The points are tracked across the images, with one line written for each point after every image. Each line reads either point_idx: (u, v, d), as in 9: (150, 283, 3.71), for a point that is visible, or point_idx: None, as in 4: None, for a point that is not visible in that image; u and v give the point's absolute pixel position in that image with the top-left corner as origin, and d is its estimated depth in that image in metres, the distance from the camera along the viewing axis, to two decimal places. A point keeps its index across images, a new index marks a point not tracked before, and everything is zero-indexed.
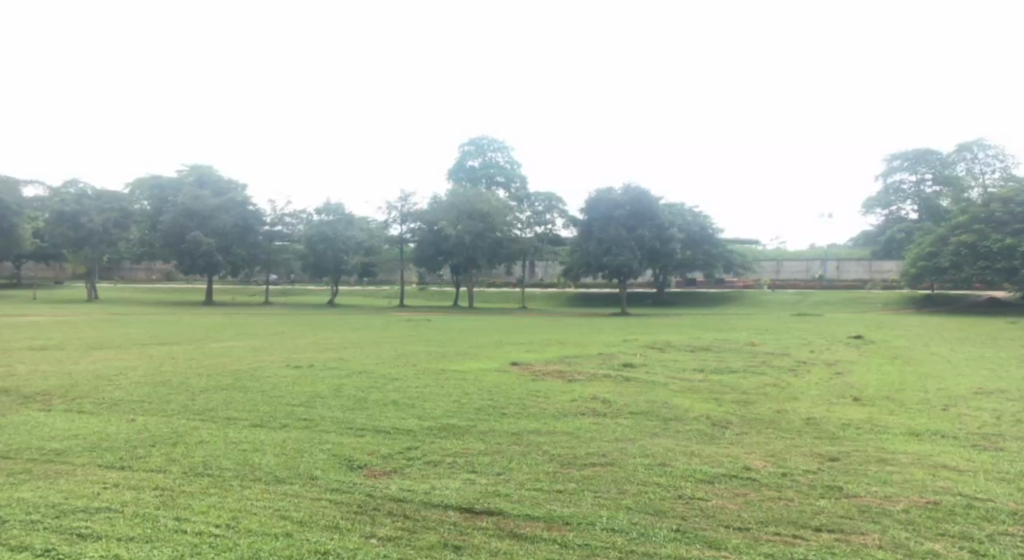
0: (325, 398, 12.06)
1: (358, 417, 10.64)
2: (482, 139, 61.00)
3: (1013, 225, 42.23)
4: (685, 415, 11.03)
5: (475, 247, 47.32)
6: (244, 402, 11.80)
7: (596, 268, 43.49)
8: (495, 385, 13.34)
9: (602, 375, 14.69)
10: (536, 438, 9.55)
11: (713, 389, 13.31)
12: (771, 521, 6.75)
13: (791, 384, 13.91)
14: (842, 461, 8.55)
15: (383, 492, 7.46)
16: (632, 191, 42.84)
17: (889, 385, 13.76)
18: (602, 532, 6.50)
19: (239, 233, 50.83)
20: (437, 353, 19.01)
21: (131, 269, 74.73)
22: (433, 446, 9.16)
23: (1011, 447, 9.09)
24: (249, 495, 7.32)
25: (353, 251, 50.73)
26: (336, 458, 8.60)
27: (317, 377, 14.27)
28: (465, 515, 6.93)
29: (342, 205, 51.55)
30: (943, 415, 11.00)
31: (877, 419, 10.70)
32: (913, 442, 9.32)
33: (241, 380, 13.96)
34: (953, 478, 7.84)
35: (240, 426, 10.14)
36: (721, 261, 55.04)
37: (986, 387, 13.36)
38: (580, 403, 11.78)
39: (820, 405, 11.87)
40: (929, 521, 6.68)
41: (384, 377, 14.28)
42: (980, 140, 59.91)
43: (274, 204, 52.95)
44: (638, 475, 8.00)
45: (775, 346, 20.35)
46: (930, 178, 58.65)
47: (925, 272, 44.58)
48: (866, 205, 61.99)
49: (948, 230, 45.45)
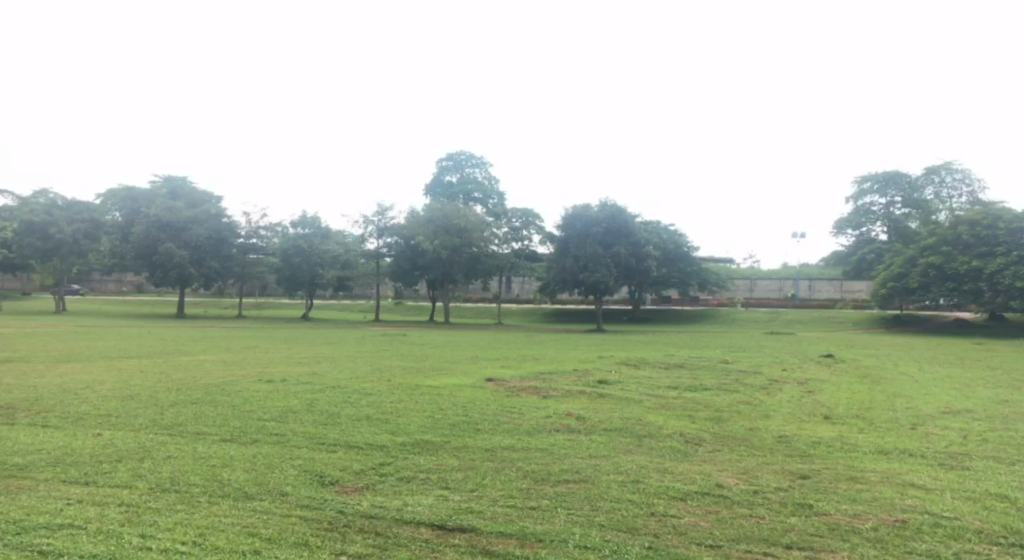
0: (297, 413, 11.92)
1: (331, 433, 10.54)
2: (460, 154, 60.99)
3: (979, 248, 43.06)
4: (659, 432, 11.07)
5: (452, 263, 47.16)
6: (213, 416, 11.65)
7: (572, 284, 43.60)
8: (469, 402, 13.30)
9: (577, 392, 14.69)
10: (510, 455, 9.52)
11: (686, 406, 13.38)
12: (742, 539, 6.77)
13: (763, 401, 14.03)
14: (812, 479, 8.63)
15: (354, 508, 7.38)
16: (608, 208, 43.02)
17: (858, 403, 13.93)
18: (574, 550, 6.49)
19: (212, 246, 50.15)
20: (412, 368, 18.91)
21: (101, 280, 73.55)
22: (406, 462, 9.10)
23: (978, 466, 9.25)
24: (216, 511, 7.23)
25: (328, 265, 50.34)
26: (307, 474, 8.51)
27: (291, 392, 14.16)
28: (437, 532, 6.87)
29: (318, 218, 51.27)
30: (911, 433, 11.17)
31: (847, 437, 10.84)
32: (881, 461, 9.45)
33: (211, 395, 13.76)
34: (921, 496, 7.94)
35: (209, 441, 10.02)
36: (695, 278, 55.49)
37: (953, 407, 13.58)
38: (555, 420, 11.76)
39: (791, 422, 12.01)
40: (897, 539, 6.76)
41: (357, 393, 14.15)
42: (948, 164, 60.63)
43: (248, 216, 52.65)
44: (612, 492, 8.01)
45: (749, 364, 20.57)
46: (899, 201, 60.09)
47: (894, 292, 45.37)
48: (837, 226, 62.84)
49: (917, 252, 46.13)
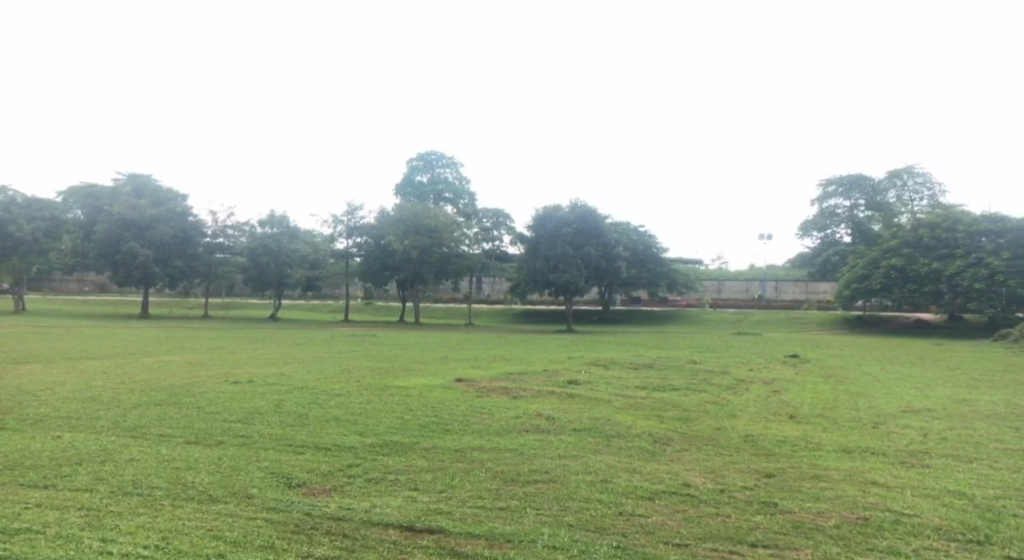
0: (263, 415, 11.78)
1: (299, 434, 10.44)
2: (431, 154, 60.76)
3: (939, 250, 44.05)
4: (628, 432, 11.15)
5: (423, 263, 46.97)
6: (177, 418, 11.46)
7: (543, 285, 43.71)
8: (439, 402, 13.25)
9: (546, 392, 14.73)
10: (479, 456, 9.51)
11: (654, 406, 13.49)
12: (708, 537, 6.84)
13: (731, 401, 14.21)
14: (778, 477, 8.75)
15: (321, 510, 7.32)
16: (579, 209, 43.27)
17: (822, 403, 14.17)
18: (542, 550, 6.51)
19: (178, 245, 49.33)
20: (381, 369, 18.82)
21: (61, 280, 71.84)
22: (375, 463, 9.05)
23: (937, 464, 9.45)
24: (181, 515, 7.12)
25: (297, 265, 49.82)
26: (274, 476, 8.42)
27: (258, 393, 13.99)
28: (405, 533, 6.84)
29: (287, 218, 50.78)
30: (873, 432, 11.38)
31: (811, 436, 11.01)
32: (845, 459, 9.61)
33: (176, 396, 13.54)
34: (883, 494, 8.09)
35: (174, 443, 9.86)
36: (664, 279, 55.95)
37: (913, 406, 13.88)
38: (524, 420, 11.78)
39: (757, 422, 12.17)
40: (858, 536, 6.88)
41: (326, 393, 14.02)
42: (910, 168, 62.01)
43: (215, 215, 52.00)
44: (580, 492, 8.04)
45: (716, 364, 20.81)
46: (862, 204, 61.24)
47: (857, 293, 46.18)
48: (803, 228, 63.81)
49: (880, 254, 46.99)
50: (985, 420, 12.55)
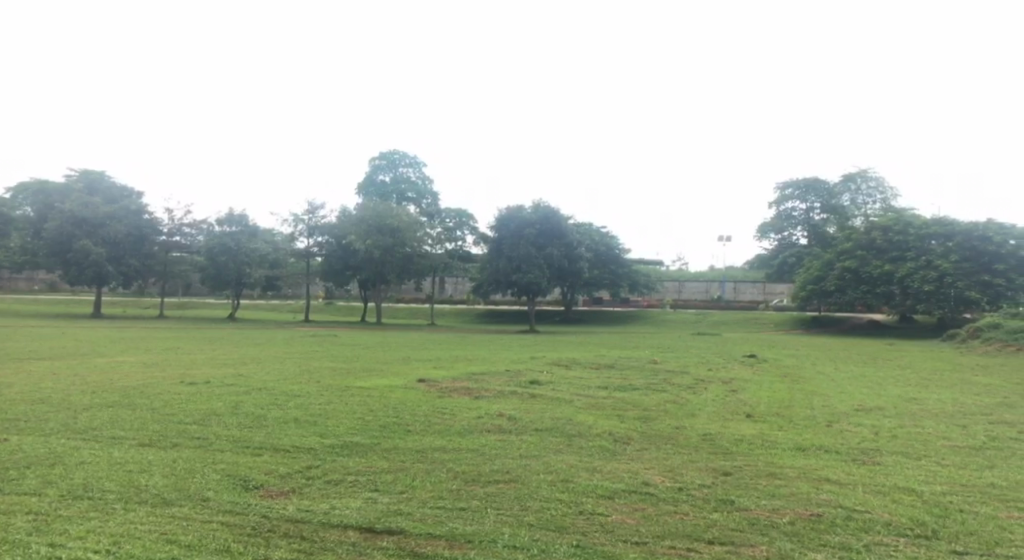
0: (221, 416, 11.59)
1: (257, 436, 10.29)
2: (393, 153, 60.33)
3: (892, 253, 45.16)
4: (588, 432, 11.23)
5: (385, 263, 46.65)
6: (130, 420, 11.21)
7: (505, 285, 43.73)
8: (401, 403, 13.20)
9: (508, 393, 14.76)
10: (441, 456, 9.50)
11: (615, 406, 13.60)
12: (666, 535, 6.92)
13: (689, 400, 14.42)
14: (735, 475, 8.91)
15: (279, 513, 7.22)
16: (542, 210, 43.42)
17: (778, 402, 14.45)
18: (502, 550, 6.52)
19: (132, 243, 48.28)
20: (342, 369, 18.64)
21: (9, 279, 69.68)
22: (334, 465, 8.98)
23: (887, 461, 9.72)
24: (133, 518, 6.96)
25: (256, 264, 49.08)
26: (230, 478, 8.29)
27: (215, 394, 13.74)
28: (365, 535, 6.80)
29: (246, 216, 50.01)
30: (827, 430, 11.65)
31: (768, 434, 11.23)
32: (800, 457, 9.82)
33: (129, 398, 13.23)
34: (836, 491, 8.28)
35: (127, 446, 9.65)
36: (626, 280, 56.43)
37: (865, 405, 14.23)
38: (486, 420, 11.79)
39: (715, 421, 12.35)
40: (812, 532, 7.03)
41: (285, 394, 13.87)
42: (863, 172, 63.48)
43: (171, 213, 51.05)
44: (541, 492, 8.07)
45: (676, 364, 21.10)
46: (818, 207, 62.48)
47: (812, 295, 47.09)
48: (761, 230, 64.88)
49: (834, 255, 47.93)
50: (933, 418, 12.93)
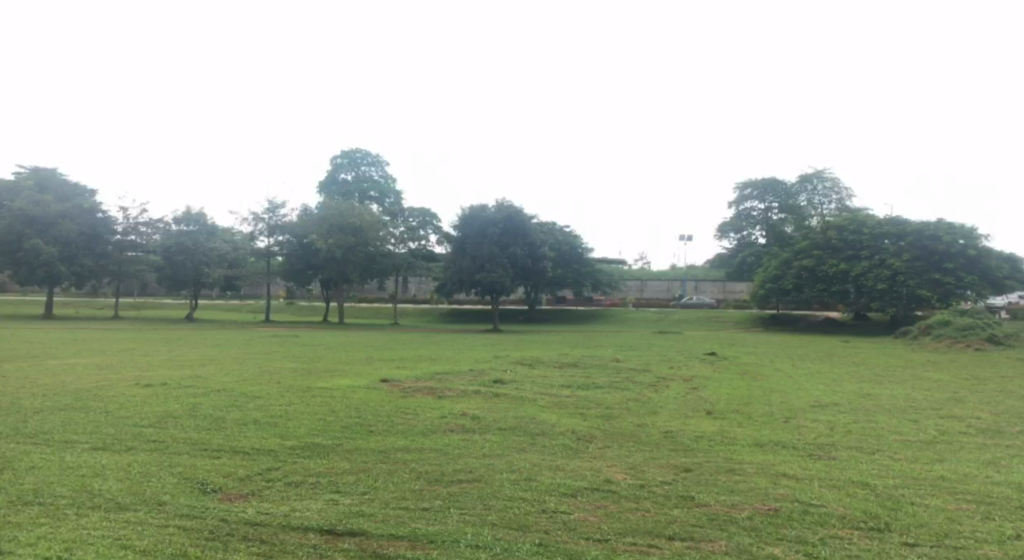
0: (179, 419, 11.38)
1: (215, 439, 10.11)
2: (356, 152, 59.82)
3: (847, 252, 46.16)
4: (552, 430, 11.26)
5: (347, 262, 46.20)
6: (84, 424, 10.94)
7: (469, 284, 43.62)
8: (364, 403, 13.12)
9: (472, 392, 14.74)
10: (405, 456, 9.46)
11: (578, 404, 13.69)
12: (628, 532, 6.99)
13: (651, 398, 14.56)
14: (695, 472, 9.02)
15: (238, 516, 7.13)
16: (505, 209, 43.45)
17: (738, 399, 14.64)
18: (465, 549, 6.51)
19: (85, 242, 47.30)
20: (303, 370, 18.44)
21: None
22: (294, 467, 8.86)
23: (842, 456, 9.92)
24: (85, 524, 6.80)
25: (215, 264, 48.23)
26: (187, 482, 8.14)
27: (172, 396, 13.47)
28: (325, 537, 6.74)
29: (204, 215, 49.17)
30: (785, 426, 11.86)
31: (727, 431, 11.40)
32: (758, 453, 9.98)
33: (82, 401, 12.90)
34: (792, 486, 8.44)
35: (79, 450, 9.41)
36: (589, 278, 56.75)
37: (821, 401, 14.55)
38: (450, 420, 11.76)
39: (676, 418, 12.51)
40: (770, 527, 7.15)
41: (245, 396, 13.67)
42: (819, 173, 64.69)
43: (127, 212, 50.04)
44: (504, 491, 8.08)
45: (637, 362, 21.28)
46: (776, 207, 63.58)
47: (771, 293, 47.86)
48: (721, 229, 65.85)
49: (792, 255, 48.79)
50: (886, 413, 13.27)
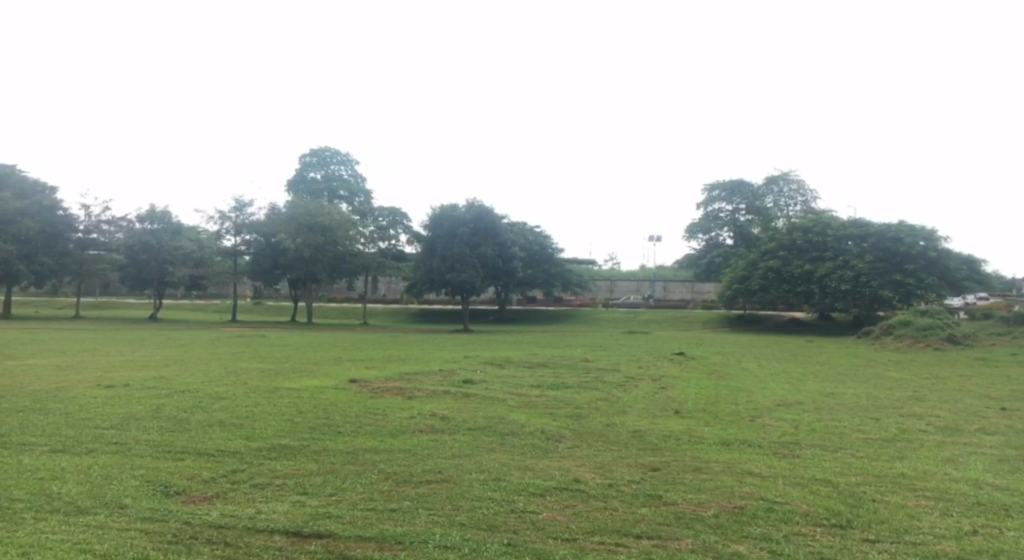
0: (141, 421, 11.17)
1: (179, 441, 9.95)
2: (325, 151, 59.33)
3: (812, 253, 46.91)
4: (521, 430, 11.28)
5: (316, 261, 45.74)
6: (42, 426, 10.68)
7: (439, 284, 43.46)
8: (332, 404, 13.01)
9: (441, 392, 14.68)
10: (373, 457, 9.39)
11: (547, 404, 13.71)
12: (596, 531, 7.02)
13: (620, 398, 14.63)
14: (662, 471, 9.08)
15: (202, 519, 7.02)
16: (475, 209, 43.41)
17: (705, 398, 14.79)
18: (433, 550, 6.49)
19: (45, 240, 46.37)
20: (271, 370, 18.25)
21: None
22: (260, 469, 8.75)
23: (806, 454, 10.07)
24: (43, 528, 6.64)
25: (179, 263, 47.44)
26: (150, 484, 8.00)
27: (135, 397, 13.22)
28: (292, 539, 6.66)
29: (169, 214, 48.33)
30: (750, 425, 12.00)
31: (695, 430, 11.50)
32: (725, 452, 10.08)
33: (41, 402, 12.61)
34: (758, 483, 8.56)
35: (38, 452, 9.19)
36: (559, 278, 56.91)
37: (786, 400, 14.74)
38: (418, 421, 11.71)
39: (644, 418, 12.59)
40: (736, 525, 7.23)
41: (211, 397, 13.47)
42: (785, 175, 65.62)
43: (88, 210, 49.10)
44: (474, 492, 8.06)
45: (606, 362, 21.37)
46: (743, 208, 64.41)
47: (738, 293, 48.45)
48: (689, 230, 66.52)
49: (758, 255, 49.44)
50: (849, 411, 13.49)
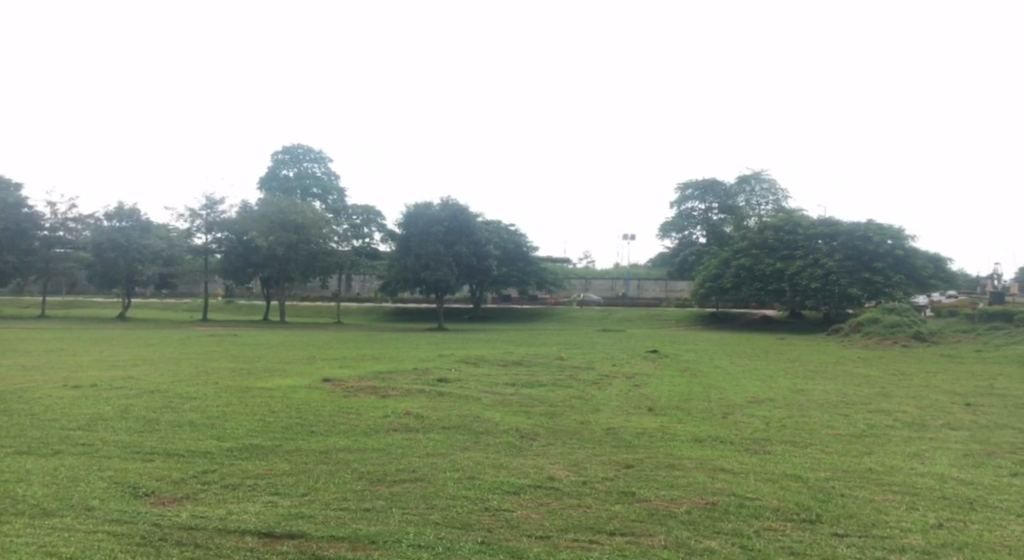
0: (109, 421, 10.98)
1: (149, 441, 9.80)
2: (297, 148, 58.82)
3: (783, 251, 47.49)
4: (496, 428, 11.28)
5: (289, 260, 45.29)
6: (6, 428, 10.44)
7: (413, 283, 43.28)
8: (305, 403, 12.91)
9: (415, 391, 14.61)
10: (346, 456, 9.34)
11: (521, 403, 13.72)
12: (570, 528, 7.04)
13: (594, 396, 14.69)
14: (635, 468, 9.14)
15: (172, 520, 6.93)
16: (449, 207, 43.33)
17: (679, 395, 14.90)
18: (407, 549, 6.47)
19: (9, 238, 45.27)
20: (243, 370, 18.06)
21: None
22: (232, 469, 8.65)
23: (777, 450, 10.18)
24: (6, 531, 6.50)
25: (149, 261, 46.65)
26: (118, 486, 7.88)
27: (103, 398, 12.98)
28: (264, 540, 6.60)
29: (138, 211, 47.54)
30: (722, 422, 12.12)
31: (667, 427, 11.58)
32: (698, 449, 10.16)
33: (4, 403, 12.33)
34: (729, 480, 8.64)
35: (2, 454, 8.98)
36: (534, 277, 56.99)
37: (758, 397, 14.91)
38: (392, 419, 11.65)
39: (618, 415, 12.65)
40: (707, 521, 7.30)
41: (182, 397, 13.30)
42: (757, 174, 66.36)
43: (54, 207, 48.15)
44: (448, 490, 8.05)
45: (581, 360, 21.43)
46: (716, 207, 65.07)
47: (710, 291, 48.89)
48: (663, 229, 67.00)
49: (731, 254, 49.92)
50: (819, 408, 13.67)
